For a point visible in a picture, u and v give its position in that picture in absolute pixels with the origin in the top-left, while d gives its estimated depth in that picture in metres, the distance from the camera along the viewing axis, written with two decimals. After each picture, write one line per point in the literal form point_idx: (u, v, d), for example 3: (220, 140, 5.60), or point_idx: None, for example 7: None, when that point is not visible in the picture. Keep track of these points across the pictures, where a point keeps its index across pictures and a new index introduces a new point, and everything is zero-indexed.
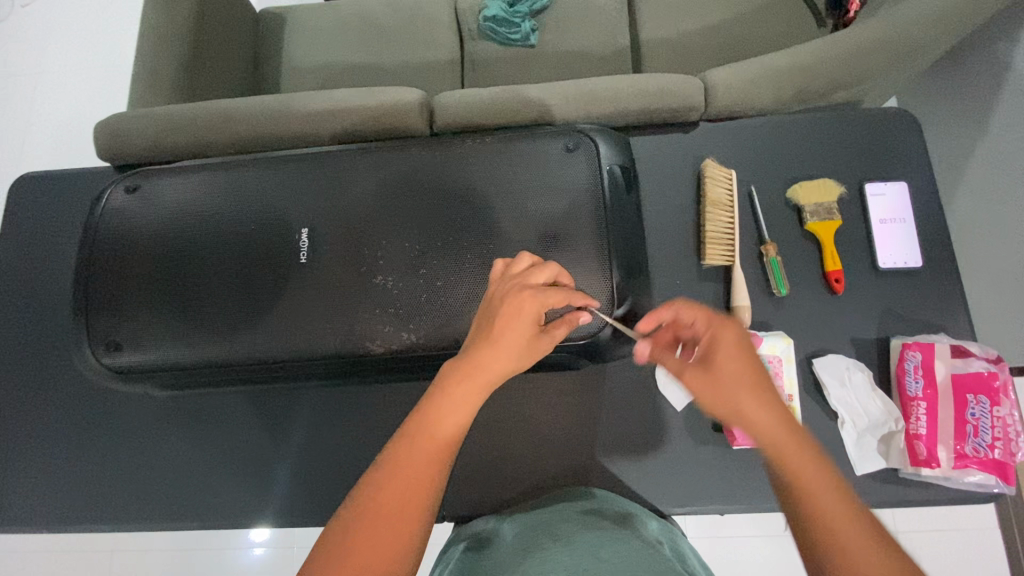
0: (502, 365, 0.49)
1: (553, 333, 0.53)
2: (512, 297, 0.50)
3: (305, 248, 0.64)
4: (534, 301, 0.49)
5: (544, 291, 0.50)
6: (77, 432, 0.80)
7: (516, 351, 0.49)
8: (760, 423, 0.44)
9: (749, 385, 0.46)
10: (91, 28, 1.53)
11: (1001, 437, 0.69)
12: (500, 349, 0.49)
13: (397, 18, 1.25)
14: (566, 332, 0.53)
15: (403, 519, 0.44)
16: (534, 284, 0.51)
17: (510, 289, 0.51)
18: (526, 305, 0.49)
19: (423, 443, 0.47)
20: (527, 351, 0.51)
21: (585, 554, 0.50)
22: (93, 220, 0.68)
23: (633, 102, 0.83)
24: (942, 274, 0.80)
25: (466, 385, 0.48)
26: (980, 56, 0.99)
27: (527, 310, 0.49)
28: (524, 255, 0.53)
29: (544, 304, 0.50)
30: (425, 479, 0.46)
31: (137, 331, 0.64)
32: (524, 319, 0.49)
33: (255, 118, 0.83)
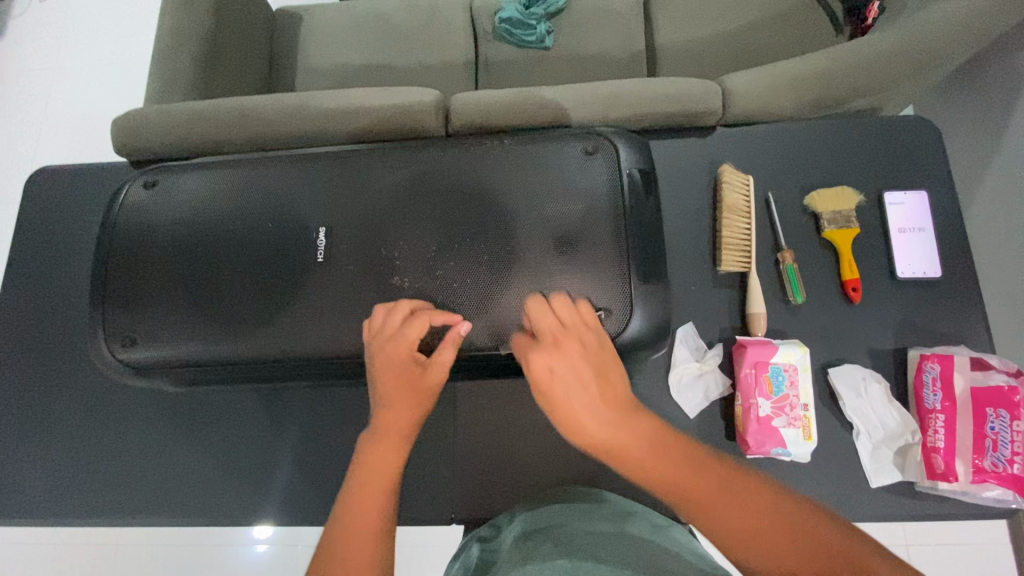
0: (401, 407, 0.54)
1: (441, 355, 0.55)
2: (382, 349, 0.56)
3: (321, 247, 0.64)
4: (397, 344, 0.55)
5: (399, 333, 0.56)
6: (88, 425, 0.80)
7: (405, 391, 0.55)
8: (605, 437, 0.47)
9: (589, 398, 0.48)
10: (107, 25, 1.54)
11: (1020, 452, 0.67)
12: (393, 400, 0.54)
13: (412, 18, 1.25)
14: (453, 352, 0.55)
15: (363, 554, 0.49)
16: (393, 330, 0.56)
17: (376, 351, 0.56)
18: (393, 352, 0.55)
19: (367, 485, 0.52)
20: (415, 393, 0.55)
21: (585, 557, 0.52)
22: (111, 216, 0.69)
23: (650, 106, 0.83)
24: (962, 285, 0.79)
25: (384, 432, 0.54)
26: (1002, 65, 0.97)
27: (397, 355, 0.55)
28: (375, 311, 0.58)
29: (402, 351, 0.55)
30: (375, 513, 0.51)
31: (152, 327, 0.64)
32: (395, 364, 0.55)
33: (272, 115, 0.83)
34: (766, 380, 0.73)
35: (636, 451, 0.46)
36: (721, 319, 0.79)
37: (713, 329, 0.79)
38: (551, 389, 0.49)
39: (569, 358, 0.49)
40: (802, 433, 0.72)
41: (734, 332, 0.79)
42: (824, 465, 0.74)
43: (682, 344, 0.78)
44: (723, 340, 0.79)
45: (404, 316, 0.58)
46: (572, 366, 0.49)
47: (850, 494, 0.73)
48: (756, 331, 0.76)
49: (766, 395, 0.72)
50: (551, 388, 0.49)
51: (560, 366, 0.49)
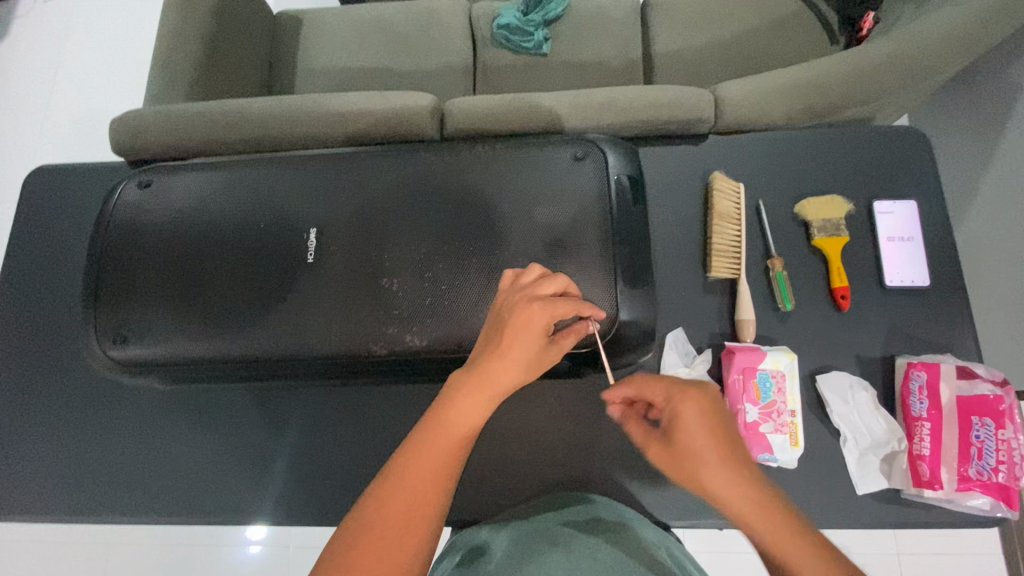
0: (510, 374, 0.49)
1: (562, 342, 0.53)
2: (522, 310, 0.49)
3: (312, 248, 0.65)
4: (543, 313, 0.49)
5: (549, 303, 0.50)
6: (80, 423, 0.80)
7: (524, 361, 0.49)
8: (728, 500, 0.44)
9: (720, 458, 0.45)
10: (110, 25, 1.56)
11: (1005, 460, 0.68)
12: (508, 361, 0.49)
13: (412, 23, 1.26)
14: (574, 342, 0.54)
15: (411, 524, 0.44)
16: (543, 296, 0.51)
17: (515, 304, 0.50)
18: (536, 317, 0.49)
19: (434, 451, 0.47)
20: (529, 363, 0.50)
21: (584, 557, 0.52)
22: (106, 214, 0.69)
23: (643, 113, 0.83)
24: (950, 294, 0.79)
25: (472, 406, 0.48)
26: (995, 77, 0.98)
27: (537, 324, 0.49)
28: (531, 266, 0.52)
29: (551, 316, 0.49)
30: (433, 487, 0.46)
31: (145, 325, 0.64)
32: (533, 330, 0.49)
33: (268, 118, 0.84)
34: (754, 385, 0.74)
35: (750, 517, 0.43)
36: (711, 325, 0.80)
37: (703, 334, 0.80)
38: (678, 434, 0.46)
39: (713, 415, 0.46)
40: (789, 439, 0.73)
41: (724, 338, 0.79)
42: (811, 472, 0.74)
43: (671, 349, 0.78)
44: (712, 346, 0.79)
45: (560, 289, 0.52)
46: (705, 417, 0.46)
47: (837, 501, 0.73)
48: (745, 337, 0.77)
49: (754, 401, 0.73)
50: (684, 436, 0.46)
51: (701, 418, 0.46)
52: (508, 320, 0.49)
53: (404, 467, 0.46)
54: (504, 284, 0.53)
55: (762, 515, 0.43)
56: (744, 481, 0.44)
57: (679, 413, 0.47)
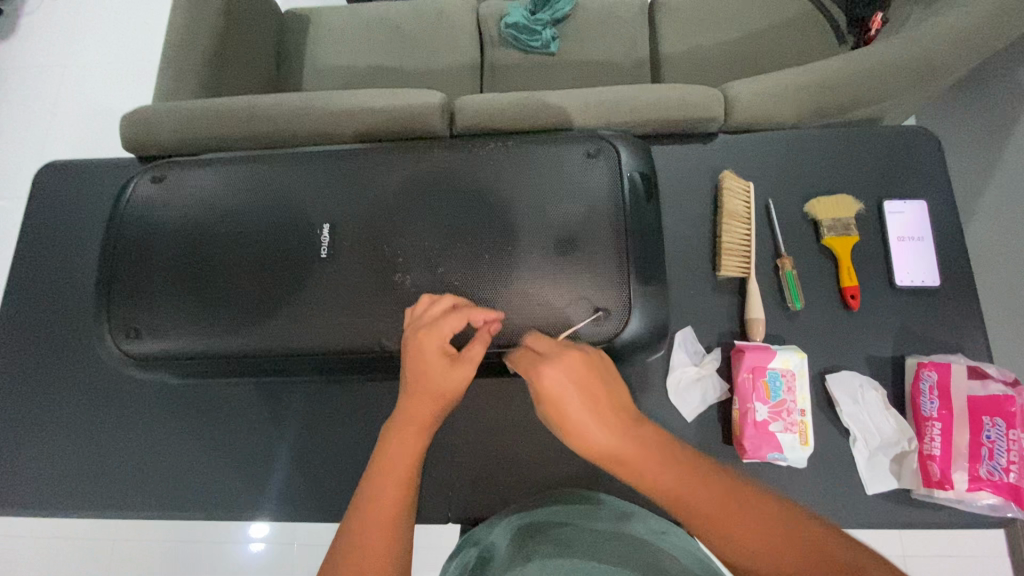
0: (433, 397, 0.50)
1: (470, 355, 0.51)
2: (412, 341, 0.52)
3: (326, 244, 0.65)
4: (428, 337, 0.51)
5: (434, 325, 0.52)
6: (88, 417, 0.81)
7: (439, 383, 0.51)
8: (599, 447, 0.46)
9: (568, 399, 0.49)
10: (119, 23, 1.56)
11: (1016, 460, 0.68)
12: (423, 387, 0.51)
13: (420, 22, 1.27)
14: (483, 348, 0.51)
15: (383, 543, 0.47)
16: (431, 319, 0.53)
17: (410, 335, 0.53)
18: (424, 343, 0.51)
19: (390, 473, 0.50)
20: (444, 379, 0.51)
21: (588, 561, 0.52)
22: (119, 209, 0.70)
23: (651, 111, 0.84)
24: (960, 295, 0.79)
25: (408, 429, 0.51)
26: (1005, 78, 0.98)
27: (429, 350, 0.51)
28: (419, 298, 0.55)
29: (440, 336, 0.51)
30: (395, 508, 0.48)
31: (158, 320, 0.64)
32: (428, 356, 0.51)
33: (279, 114, 0.84)
34: (763, 384, 0.73)
35: (630, 456, 0.45)
36: (720, 324, 0.80)
37: (712, 333, 0.80)
38: (549, 387, 0.48)
39: (585, 367, 0.48)
40: (799, 438, 0.73)
41: (733, 337, 0.79)
42: (820, 472, 0.74)
43: (680, 347, 0.78)
44: (721, 345, 0.79)
45: (450, 308, 0.54)
46: (569, 375, 0.48)
47: (846, 501, 0.73)
48: (754, 336, 0.77)
49: (764, 400, 0.73)
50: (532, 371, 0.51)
51: (568, 374, 0.48)
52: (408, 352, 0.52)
53: (366, 495, 0.49)
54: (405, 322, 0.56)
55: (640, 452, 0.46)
56: (617, 432, 0.46)
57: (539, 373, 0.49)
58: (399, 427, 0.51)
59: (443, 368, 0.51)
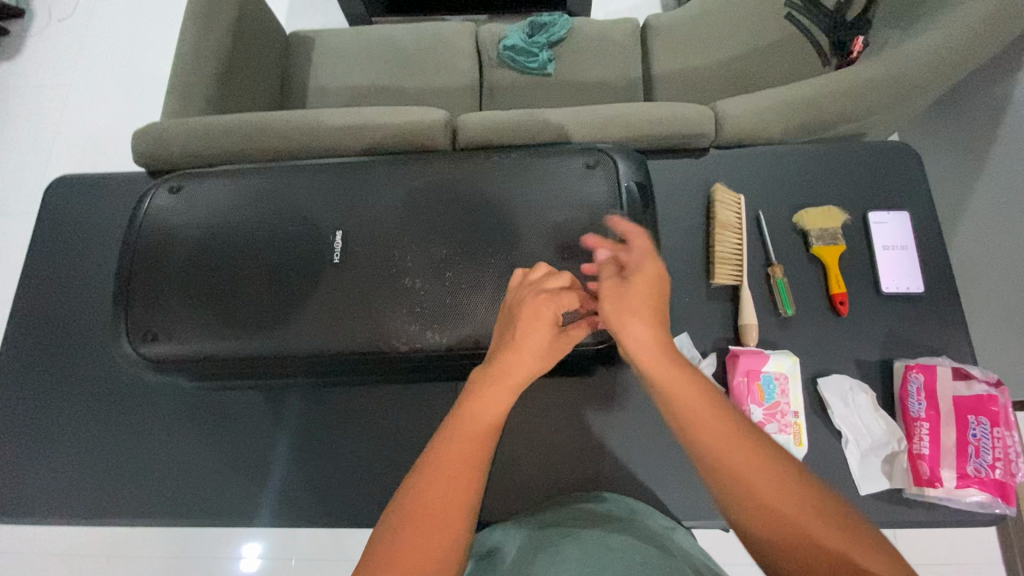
0: (526, 368, 0.51)
1: (570, 334, 0.56)
2: (531, 303, 0.53)
3: (337, 249, 0.68)
4: (551, 305, 0.52)
5: (557, 295, 0.53)
6: (94, 425, 0.82)
7: (540, 352, 0.52)
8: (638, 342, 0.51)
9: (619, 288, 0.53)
10: (125, 44, 1.61)
11: (1001, 458, 0.71)
12: (524, 355, 0.51)
13: (421, 44, 1.32)
14: (583, 332, 0.56)
15: (446, 518, 0.46)
16: (551, 287, 0.54)
17: (525, 296, 0.54)
18: (543, 308, 0.52)
19: (462, 444, 0.49)
20: (548, 350, 0.53)
21: (596, 545, 0.54)
22: (137, 217, 0.72)
23: (646, 127, 0.88)
24: (943, 300, 0.83)
25: (483, 407, 0.50)
26: (981, 98, 1.03)
27: (545, 315, 0.52)
28: (538, 264, 0.56)
29: (558, 306, 0.53)
30: (463, 483, 0.48)
31: (175, 323, 0.66)
32: (543, 322, 0.52)
33: (287, 130, 0.87)
34: (758, 387, 0.77)
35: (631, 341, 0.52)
36: (714, 330, 0.83)
37: (707, 339, 0.82)
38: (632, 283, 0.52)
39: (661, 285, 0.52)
40: (793, 439, 0.76)
41: (727, 342, 0.82)
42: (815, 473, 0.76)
43: None
44: (716, 350, 0.82)
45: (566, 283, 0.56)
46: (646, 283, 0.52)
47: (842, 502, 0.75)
48: (748, 341, 0.80)
49: (758, 403, 0.76)
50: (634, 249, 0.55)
51: (648, 275, 0.52)
52: (519, 314, 0.53)
53: (432, 465, 0.48)
54: (512, 284, 0.56)
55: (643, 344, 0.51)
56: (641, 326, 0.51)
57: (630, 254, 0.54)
58: (474, 400, 0.50)
59: (547, 339, 0.52)
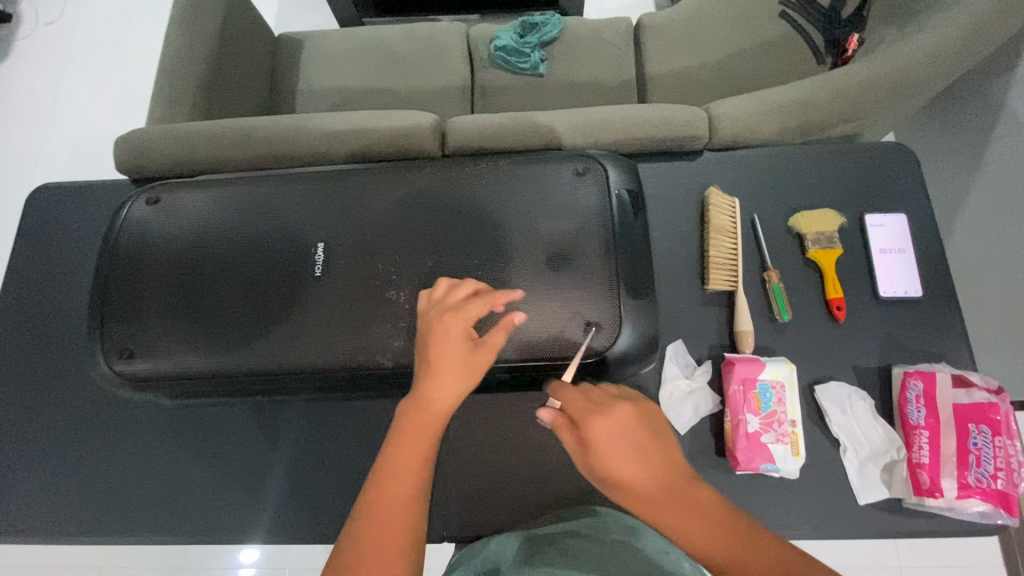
0: (446, 391, 0.50)
1: (490, 342, 0.52)
2: (437, 324, 0.51)
3: (320, 262, 0.66)
4: (454, 319, 0.51)
5: (462, 309, 0.52)
6: (77, 440, 0.80)
7: (455, 370, 0.50)
8: (650, 496, 0.46)
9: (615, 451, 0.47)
10: (112, 48, 1.58)
11: (1003, 467, 0.69)
12: (439, 375, 0.50)
13: (411, 45, 1.29)
14: (503, 339, 0.52)
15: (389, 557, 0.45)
16: (456, 302, 0.52)
17: (433, 316, 0.52)
18: (450, 325, 0.51)
19: (395, 482, 0.48)
20: (467, 371, 0.50)
21: (596, 566, 0.52)
22: (113, 230, 0.70)
23: (637, 130, 0.86)
24: (942, 304, 0.81)
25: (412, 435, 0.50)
26: (978, 96, 1.02)
27: (454, 332, 0.51)
28: (439, 284, 0.55)
29: (466, 318, 0.51)
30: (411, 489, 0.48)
31: (152, 340, 0.64)
32: (450, 340, 0.50)
33: (271, 136, 0.85)
34: (754, 397, 0.75)
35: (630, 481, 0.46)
36: (709, 337, 0.81)
37: (702, 346, 0.81)
38: (600, 435, 0.47)
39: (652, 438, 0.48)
40: (791, 449, 0.74)
41: (723, 349, 0.81)
42: (812, 482, 0.75)
43: (671, 360, 0.80)
44: (711, 357, 0.80)
45: (474, 293, 0.55)
46: (623, 431, 0.48)
47: (840, 512, 0.73)
48: (744, 348, 0.78)
49: (754, 412, 0.74)
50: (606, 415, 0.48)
51: (623, 433, 0.47)
52: (428, 336, 0.51)
53: (381, 479, 0.49)
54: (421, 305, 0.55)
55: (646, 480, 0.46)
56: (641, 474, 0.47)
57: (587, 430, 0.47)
58: (404, 438, 0.50)
59: (461, 359, 0.50)
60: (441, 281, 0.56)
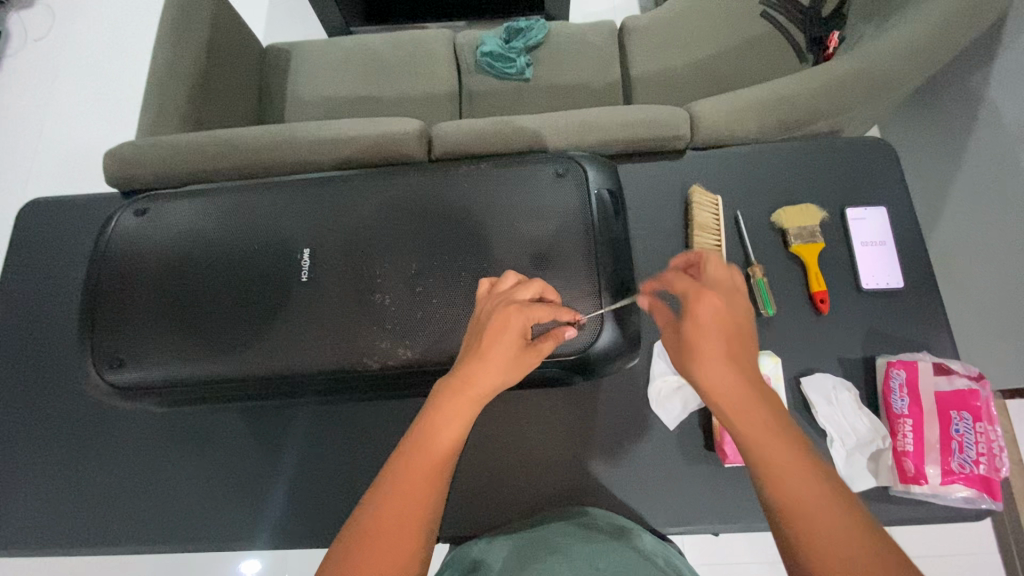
0: (491, 378, 0.50)
1: (539, 346, 0.54)
2: (501, 312, 0.51)
3: (306, 268, 0.67)
4: (520, 314, 0.51)
5: (527, 306, 0.52)
6: (72, 452, 0.80)
7: (505, 364, 0.50)
8: (720, 382, 0.46)
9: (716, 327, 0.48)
10: (102, 62, 1.59)
11: (985, 452, 0.70)
12: (488, 364, 0.50)
13: (399, 52, 1.31)
14: (552, 346, 0.54)
15: (403, 529, 0.45)
16: (521, 299, 0.53)
17: (496, 306, 0.53)
18: (513, 318, 0.51)
19: (421, 458, 0.48)
20: (515, 364, 0.51)
21: (582, 565, 0.53)
22: (102, 242, 0.71)
23: (620, 131, 0.87)
24: (923, 295, 0.83)
25: (437, 432, 0.49)
26: (957, 90, 1.04)
27: (514, 325, 0.51)
28: (507, 275, 0.55)
29: (528, 317, 0.51)
30: (422, 490, 0.47)
31: (142, 349, 0.65)
32: (511, 332, 0.51)
33: (258, 146, 0.86)
34: None
35: (706, 360, 0.47)
36: None
37: None
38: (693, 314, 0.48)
39: (742, 327, 0.48)
40: None
41: None
42: None
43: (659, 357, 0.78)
44: None
45: (538, 293, 0.55)
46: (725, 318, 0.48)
47: None
48: None
49: None
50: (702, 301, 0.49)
51: (716, 315, 0.48)
52: (489, 320, 0.52)
53: (394, 478, 0.47)
54: (480, 295, 0.56)
55: (722, 369, 0.46)
56: (728, 360, 0.46)
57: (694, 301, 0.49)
58: (423, 438, 0.49)
59: (513, 350, 0.51)
60: (507, 274, 0.56)
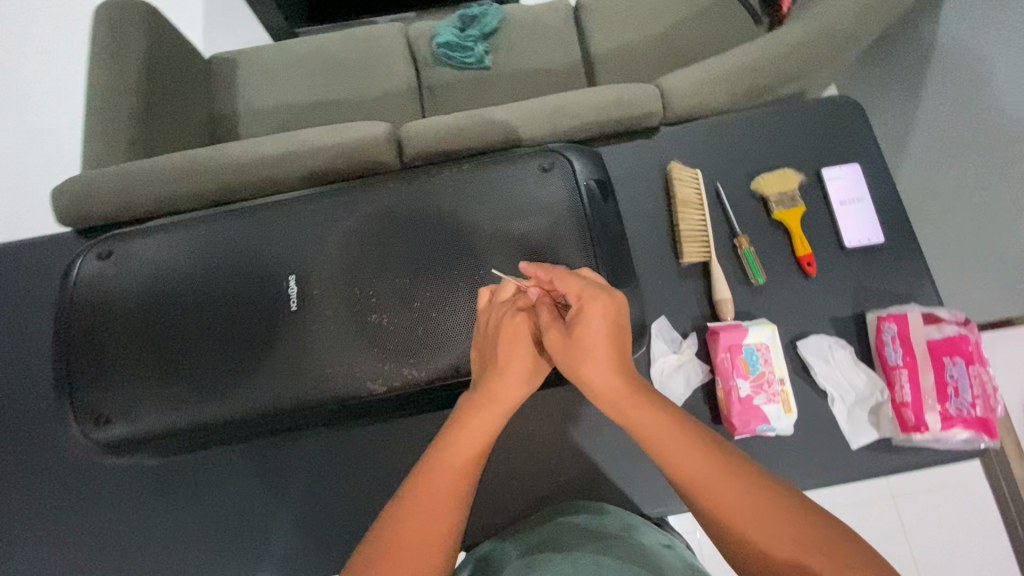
0: (515, 391, 0.50)
1: None
2: (509, 322, 0.52)
3: (294, 294, 0.64)
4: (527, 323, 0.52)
5: (535, 313, 0.53)
6: (63, 512, 0.76)
7: (524, 376, 0.51)
8: (603, 385, 0.50)
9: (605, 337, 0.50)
10: (30, 90, 1.48)
11: (979, 394, 0.72)
12: (508, 376, 0.50)
13: (351, 51, 1.26)
14: None
15: (425, 546, 0.45)
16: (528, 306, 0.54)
17: (505, 314, 0.53)
18: (522, 326, 0.52)
19: (444, 476, 0.47)
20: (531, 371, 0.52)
21: (587, 563, 0.53)
22: (66, 290, 0.66)
23: (594, 114, 0.85)
24: (903, 247, 0.84)
25: (458, 446, 0.48)
26: (910, 40, 1.05)
27: (523, 333, 0.52)
28: (507, 282, 0.55)
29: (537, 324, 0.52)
30: (445, 509, 0.46)
31: (128, 399, 0.62)
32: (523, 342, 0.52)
33: (221, 168, 0.82)
34: (742, 361, 0.76)
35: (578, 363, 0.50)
36: (691, 310, 0.83)
37: (685, 319, 0.83)
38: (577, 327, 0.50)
39: (620, 328, 0.51)
40: (782, 407, 0.76)
41: (705, 320, 0.82)
42: (803, 435, 0.78)
43: (657, 337, 0.81)
44: (696, 329, 0.82)
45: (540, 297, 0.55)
46: (609, 320, 0.50)
47: (831, 459, 0.77)
48: (725, 316, 0.80)
49: (744, 376, 0.76)
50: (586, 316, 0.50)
51: (605, 324, 0.49)
52: (501, 332, 0.52)
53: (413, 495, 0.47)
54: (483, 303, 0.55)
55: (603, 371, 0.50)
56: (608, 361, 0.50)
57: (586, 314, 0.49)
58: (445, 455, 0.48)
59: (529, 359, 0.52)
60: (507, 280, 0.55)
